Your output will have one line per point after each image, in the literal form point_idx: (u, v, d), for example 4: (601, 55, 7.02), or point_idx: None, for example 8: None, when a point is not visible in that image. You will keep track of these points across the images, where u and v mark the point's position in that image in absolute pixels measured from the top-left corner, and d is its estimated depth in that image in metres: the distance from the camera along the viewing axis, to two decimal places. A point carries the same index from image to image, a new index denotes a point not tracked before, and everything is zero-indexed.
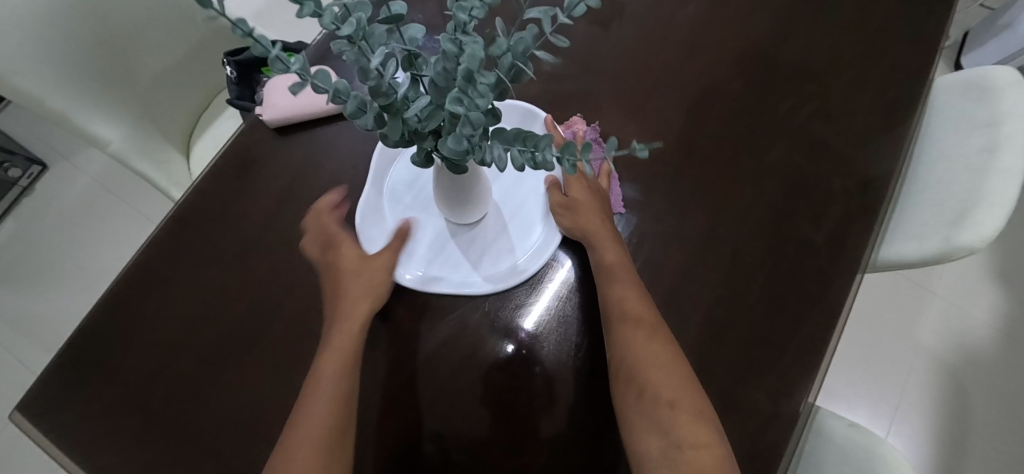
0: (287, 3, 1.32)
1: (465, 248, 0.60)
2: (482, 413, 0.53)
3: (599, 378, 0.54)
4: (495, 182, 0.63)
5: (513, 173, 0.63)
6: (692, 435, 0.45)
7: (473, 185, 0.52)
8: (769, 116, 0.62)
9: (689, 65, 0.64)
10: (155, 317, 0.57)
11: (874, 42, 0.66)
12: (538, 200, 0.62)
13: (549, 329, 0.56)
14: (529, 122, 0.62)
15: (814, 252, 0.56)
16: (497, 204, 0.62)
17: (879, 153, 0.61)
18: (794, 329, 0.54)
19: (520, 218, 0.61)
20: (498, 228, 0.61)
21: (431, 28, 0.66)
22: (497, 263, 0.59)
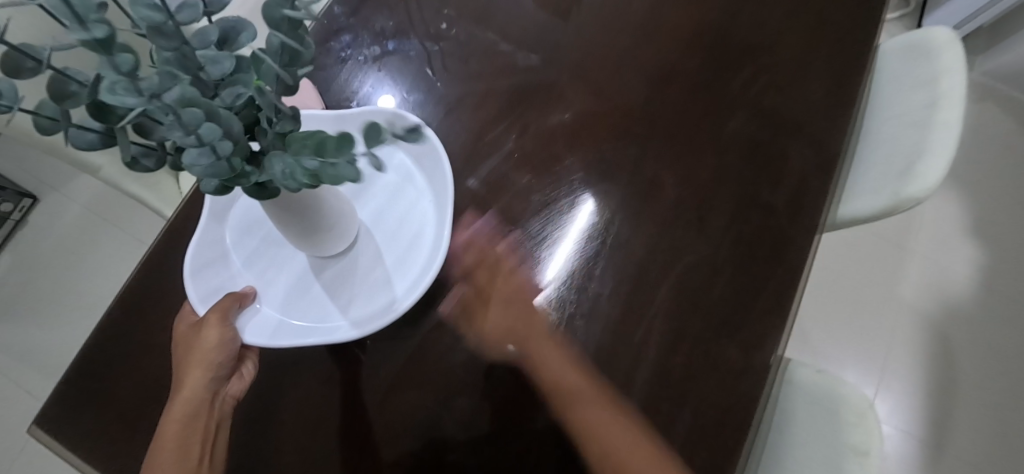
0: None
1: (331, 289, 0.57)
2: (483, 407, 0.54)
3: (596, 347, 0.56)
4: (368, 211, 0.61)
5: (392, 196, 0.61)
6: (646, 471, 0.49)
7: (319, 219, 0.50)
8: (725, 91, 0.66)
9: (647, 48, 0.68)
10: (158, 326, 0.60)
11: (823, 12, 0.70)
12: (422, 222, 0.60)
13: (550, 318, 0.57)
14: (415, 134, 0.61)
15: (774, 216, 0.60)
16: (373, 232, 0.60)
17: (830, 118, 0.64)
18: (760, 288, 0.57)
19: (400, 245, 0.59)
20: (373, 260, 0.59)
21: (402, 31, 0.69)
22: (368, 303, 0.57)
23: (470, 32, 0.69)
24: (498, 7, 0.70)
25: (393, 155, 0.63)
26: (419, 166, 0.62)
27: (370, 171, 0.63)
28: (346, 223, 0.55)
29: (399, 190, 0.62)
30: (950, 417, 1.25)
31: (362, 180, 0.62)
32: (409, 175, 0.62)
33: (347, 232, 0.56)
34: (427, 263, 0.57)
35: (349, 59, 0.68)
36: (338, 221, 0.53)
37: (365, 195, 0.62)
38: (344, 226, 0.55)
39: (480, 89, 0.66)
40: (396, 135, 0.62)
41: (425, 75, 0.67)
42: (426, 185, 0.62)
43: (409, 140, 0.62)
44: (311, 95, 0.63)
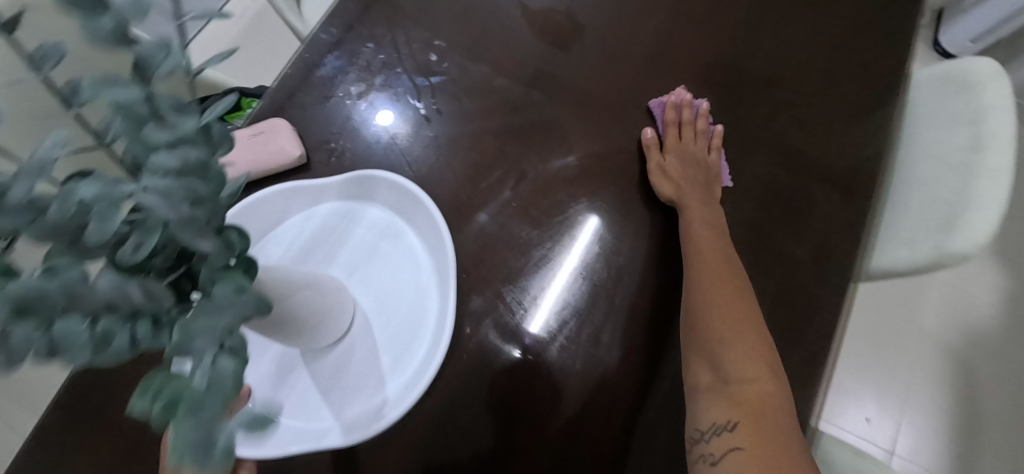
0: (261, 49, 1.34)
1: (317, 380, 0.52)
2: (487, 429, 0.50)
3: (608, 407, 0.50)
4: (360, 288, 0.55)
5: (383, 268, 0.56)
6: (747, 369, 0.46)
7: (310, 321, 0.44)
8: (743, 129, 0.60)
9: (655, 82, 0.62)
10: (97, 414, 0.49)
11: (847, 40, 0.64)
12: (419, 297, 0.55)
13: (560, 327, 0.53)
14: (405, 197, 0.57)
15: (801, 269, 0.54)
16: (365, 312, 0.54)
17: (858, 159, 0.59)
18: (787, 353, 0.51)
19: (397, 326, 0.54)
20: (367, 345, 0.53)
21: (388, 64, 0.64)
22: (361, 397, 0.52)
23: (464, 65, 0.63)
24: (494, 38, 0.65)
25: (380, 219, 0.58)
26: (413, 233, 0.58)
27: (357, 240, 0.57)
28: (335, 316, 0.49)
29: (390, 260, 0.57)
30: (977, 455, 1.17)
31: (350, 252, 0.57)
32: (399, 241, 0.58)
33: (336, 322, 0.50)
34: (426, 352, 0.52)
35: (332, 95, 0.62)
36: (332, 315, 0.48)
37: (356, 268, 0.56)
38: (333, 319, 0.49)
39: (475, 128, 0.60)
40: (382, 199, 0.58)
41: (416, 113, 0.61)
42: (420, 254, 0.57)
43: (400, 203, 0.58)
44: (287, 136, 0.58)
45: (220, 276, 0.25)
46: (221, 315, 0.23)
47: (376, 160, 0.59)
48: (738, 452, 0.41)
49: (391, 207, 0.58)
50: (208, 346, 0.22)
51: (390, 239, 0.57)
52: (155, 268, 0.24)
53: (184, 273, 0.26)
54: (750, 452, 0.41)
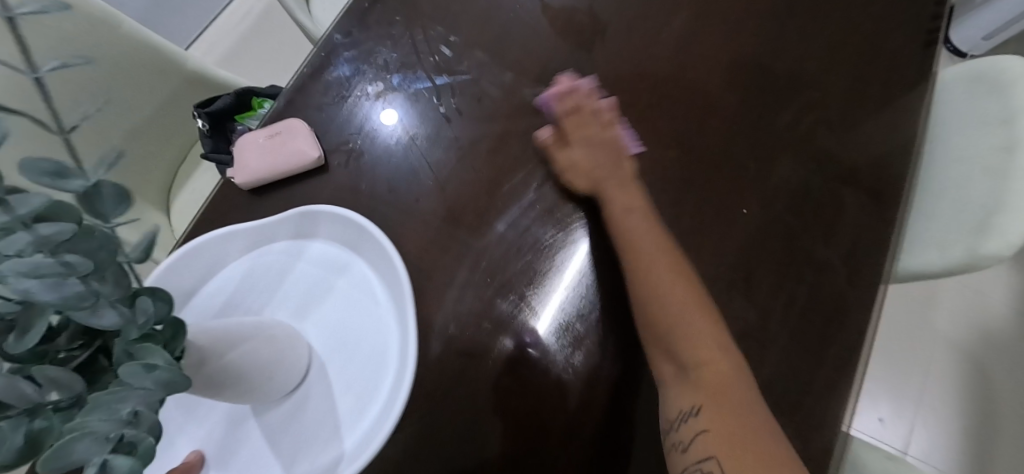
0: (269, 48, 1.34)
1: (275, 433, 0.50)
2: (504, 432, 0.49)
3: (631, 408, 0.50)
4: (314, 330, 0.54)
5: (336, 307, 0.54)
6: (701, 353, 0.46)
7: (252, 374, 0.43)
8: (768, 129, 0.59)
9: (679, 81, 0.61)
10: None
11: (873, 39, 0.63)
12: (375, 335, 0.53)
13: (570, 325, 0.52)
14: (353, 230, 0.55)
15: (829, 270, 0.53)
16: (320, 357, 0.53)
17: (887, 158, 0.58)
18: (817, 358, 0.51)
19: (353, 370, 0.52)
20: (323, 393, 0.51)
21: (407, 64, 0.62)
22: (318, 451, 0.49)
23: (484, 65, 0.62)
24: (514, 37, 0.63)
25: (328, 254, 0.57)
26: (366, 264, 0.56)
27: (302, 278, 0.56)
28: (282, 365, 0.47)
29: (340, 297, 0.55)
30: (992, 454, 1.16)
31: (297, 293, 0.55)
32: (352, 275, 0.56)
33: (285, 371, 0.48)
34: (388, 395, 0.50)
35: (350, 96, 0.61)
36: (276, 367, 0.46)
37: (306, 312, 0.54)
38: (282, 368, 0.47)
39: (495, 129, 0.59)
40: (330, 233, 0.57)
41: (435, 113, 0.60)
42: (372, 288, 0.55)
43: (346, 235, 0.56)
44: (306, 140, 0.57)
45: (135, 349, 0.27)
46: (122, 404, 0.26)
47: (394, 161, 0.58)
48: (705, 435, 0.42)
49: (337, 240, 0.57)
50: (98, 450, 0.24)
51: (340, 274, 0.56)
52: (59, 349, 0.27)
53: (99, 348, 0.29)
54: (716, 434, 0.42)
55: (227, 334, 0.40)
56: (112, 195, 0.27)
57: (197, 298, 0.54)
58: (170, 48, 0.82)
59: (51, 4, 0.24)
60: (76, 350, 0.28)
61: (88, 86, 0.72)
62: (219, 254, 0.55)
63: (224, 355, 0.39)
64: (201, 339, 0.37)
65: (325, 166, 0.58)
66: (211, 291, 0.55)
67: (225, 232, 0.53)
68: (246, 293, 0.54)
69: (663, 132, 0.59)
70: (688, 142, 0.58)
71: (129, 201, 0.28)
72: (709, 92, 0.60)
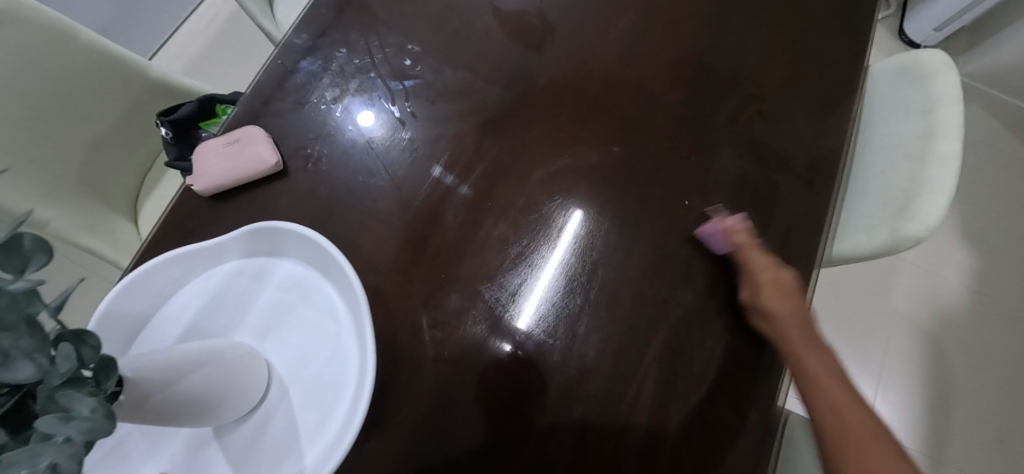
0: (236, 56, 1.34)
1: (244, 447, 0.52)
2: (476, 423, 0.51)
3: (602, 397, 0.52)
4: (278, 344, 0.56)
5: (296, 326, 0.56)
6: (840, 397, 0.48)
7: (209, 398, 0.46)
8: (709, 124, 0.62)
9: (625, 79, 0.64)
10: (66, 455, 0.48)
11: (807, 36, 0.67)
12: (336, 352, 0.55)
13: (546, 320, 0.54)
14: (309, 247, 0.57)
15: (767, 253, 0.57)
16: (282, 376, 0.55)
17: (820, 149, 0.61)
18: (756, 338, 0.54)
19: (315, 387, 0.54)
20: (284, 410, 0.54)
21: (363, 68, 0.64)
22: (279, 469, 0.52)
23: (437, 68, 0.64)
24: (466, 41, 0.66)
25: (288, 273, 0.59)
26: (330, 281, 0.58)
27: (261, 299, 0.57)
28: (240, 381, 0.49)
29: (303, 314, 0.57)
30: (948, 426, 1.22)
31: (259, 315, 0.57)
32: (312, 294, 0.58)
33: (244, 387, 0.50)
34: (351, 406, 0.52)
35: (308, 102, 0.62)
36: (233, 390, 0.48)
37: (272, 328, 0.56)
38: (242, 384, 0.49)
39: (449, 130, 0.61)
40: (291, 252, 0.58)
41: (392, 116, 0.62)
42: (337, 304, 0.57)
43: (307, 255, 0.57)
44: (263, 145, 0.58)
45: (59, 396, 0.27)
46: (39, 457, 0.25)
47: (351, 165, 0.60)
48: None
49: (304, 260, 0.58)
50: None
51: (300, 294, 0.58)
52: None
53: (26, 394, 0.29)
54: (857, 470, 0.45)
55: (171, 362, 0.42)
56: (32, 243, 0.29)
57: (153, 323, 0.55)
58: (131, 57, 0.82)
59: None
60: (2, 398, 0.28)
61: (47, 101, 0.72)
62: (176, 277, 0.56)
63: (172, 382, 0.42)
64: (143, 368, 0.40)
65: (285, 171, 0.59)
66: (168, 314, 0.56)
67: (180, 255, 0.54)
68: (205, 315, 0.56)
69: (627, 132, 0.62)
70: (633, 141, 0.61)
71: (49, 251, 0.30)
72: (653, 90, 0.63)
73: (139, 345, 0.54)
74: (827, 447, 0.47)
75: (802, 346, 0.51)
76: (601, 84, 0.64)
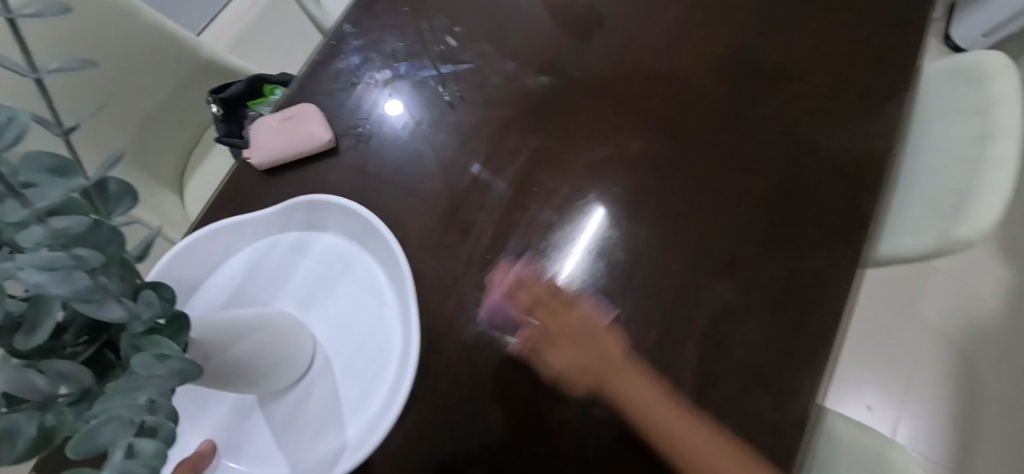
0: (278, 38, 1.37)
1: (286, 416, 0.53)
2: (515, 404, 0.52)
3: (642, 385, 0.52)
4: (320, 317, 0.57)
5: (338, 300, 0.58)
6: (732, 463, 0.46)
7: (263, 363, 0.47)
8: (756, 119, 0.62)
9: (673, 72, 0.64)
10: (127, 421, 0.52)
11: (860, 35, 0.66)
12: (378, 327, 0.56)
13: (584, 305, 0.55)
14: (354, 220, 0.58)
15: (811, 250, 0.57)
16: (324, 348, 0.56)
17: (868, 147, 0.61)
18: (796, 334, 0.54)
19: (357, 360, 0.55)
20: (326, 382, 0.55)
21: (414, 52, 0.66)
22: (322, 439, 0.52)
23: (486, 54, 0.65)
24: (515, 28, 0.66)
25: (332, 248, 0.60)
26: (371, 256, 0.59)
27: (305, 272, 0.59)
28: (289, 350, 0.50)
29: (344, 289, 0.58)
30: (976, 443, 1.20)
31: (303, 287, 0.58)
32: (355, 270, 0.59)
33: (292, 356, 0.51)
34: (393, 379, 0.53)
35: (359, 83, 0.64)
36: (284, 359, 0.50)
37: (316, 300, 0.58)
38: (289, 353, 0.50)
39: (495, 115, 0.62)
40: (333, 226, 0.60)
41: (440, 99, 0.63)
42: (376, 279, 0.58)
43: (352, 230, 0.59)
44: (317, 123, 0.60)
45: (142, 342, 0.29)
46: (138, 394, 0.28)
47: (400, 145, 0.61)
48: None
49: (347, 235, 0.60)
50: (123, 433, 0.27)
51: (342, 269, 0.59)
52: (66, 345, 0.29)
53: (104, 342, 0.31)
54: None
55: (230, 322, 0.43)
56: (116, 187, 0.30)
57: (201, 290, 0.57)
58: (185, 35, 0.85)
59: (77, 63, 0.25)
60: (81, 346, 0.30)
61: (108, 75, 0.75)
62: (224, 246, 0.58)
63: (229, 344, 0.42)
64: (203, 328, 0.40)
65: (337, 149, 0.61)
66: (214, 283, 0.58)
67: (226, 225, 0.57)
68: (252, 285, 0.58)
69: (674, 124, 0.62)
70: (679, 133, 0.61)
71: (132, 194, 0.30)
72: (700, 83, 0.63)
73: (189, 311, 0.56)
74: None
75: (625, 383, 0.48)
76: (649, 75, 0.64)
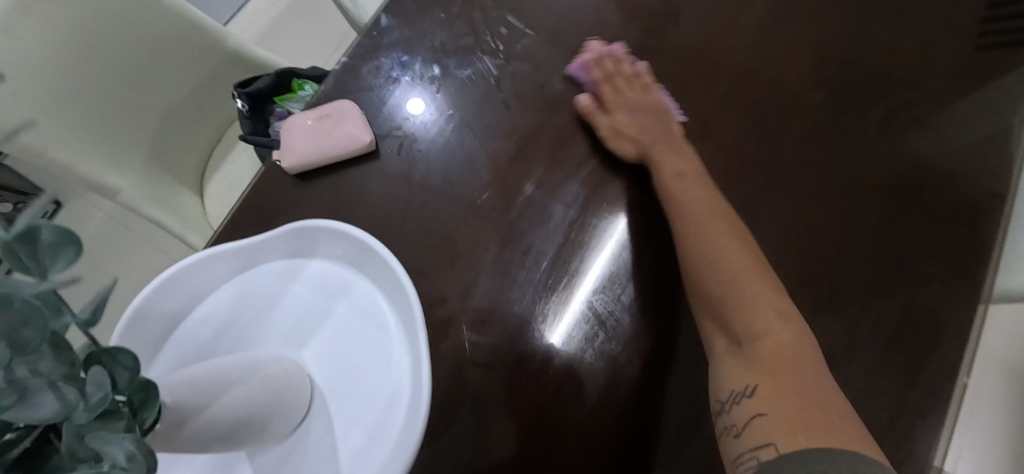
0: (305, 32, 1.31)
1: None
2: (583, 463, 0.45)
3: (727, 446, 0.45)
4: (318, 359, 0.49)
5: (339, 337, 0.49)
6: (762, 326, 0.40)
7: (253, 419, 0.38)
8: (856, 130, 0.54)
9: (759, 74, 0.56)
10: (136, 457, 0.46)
11: (974, 36, 0.58)
12: (385, 368, 0.48)
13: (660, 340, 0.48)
14: (358, 247, 0.50)
15: (926, 284, 0.49)
16: (322, 395, 0.47)
17: (988, 164, 0.53)
18: (913, 383, 0.46)
19: (361, 410, 0.46)
20: (326, 433, 0.46)
21: (465, 46, 0.59)
22: None
23: (546, 50, 0.58)
24: (578, 22, 0.59)
25: (332, 275, 0.52)
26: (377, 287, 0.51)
27: (301, 302, 0.51)
28: (281, 403, 0.41)
29: (347, 325, 0.50)
30: None
31: (298, 321, 0.50)
32: (359, 302, 0.51)
33: (286, 410, 0.42)
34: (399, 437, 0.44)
35: (402, 79, 0.57)
36: (276, 411, 0.41)
37: (313, 338, 0.49)
38: (284, 404, 0.41)
39: (557, 118, 0.55)
40: (334, 253, 0.52)
41: (494, 99, 0.56)
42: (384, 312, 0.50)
43: (356, 257, 0.51)
44: (357, 123, 0.53)
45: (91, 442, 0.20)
46: None
47: (448, 150, 0.54)
48: (743, 364, 0.39)
49: (350, 262, 0.52)
50: None
51: (345, 300, 0.51)
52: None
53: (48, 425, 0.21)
54: (773, 417, 0.35)
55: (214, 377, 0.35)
56: (53, 239, 0.20)
57: (184, 325, 0.48)
58: (212, 24, 0.79)
59: None
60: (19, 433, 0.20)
61: (126, 65, 0.69)
62: (213, 277, 0.49)
63: (213, 400, 0.34)
64: (176, 388, 0.32)
65: (378, 153, 0.54)
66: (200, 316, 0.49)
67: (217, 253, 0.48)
68: (239, 318, 0.49)
69: (761, 134, 0.54)
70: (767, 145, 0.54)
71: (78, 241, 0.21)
72: (789, 89, 0.56)
73: (162, 360, 0.46)
74: (751, 333, 0.40)
75: (665, 150, 0.52)
76: (731, 77, 0.56)
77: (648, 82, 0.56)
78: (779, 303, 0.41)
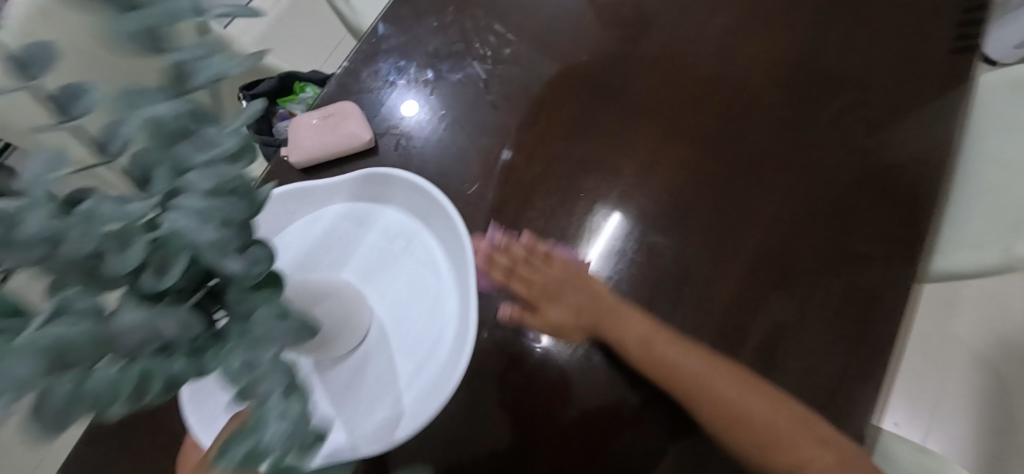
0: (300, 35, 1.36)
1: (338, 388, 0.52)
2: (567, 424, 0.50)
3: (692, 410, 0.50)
4: (378, 291, 0.56)
5: (398, 274, 0.56)
6: (760, 426, 0.49)
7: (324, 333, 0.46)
8: (809, 128, 0.60)
9: (723, 77, 0.62)
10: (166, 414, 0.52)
11: (915, 42, 0.64)
12: (438, 304, 0.55)
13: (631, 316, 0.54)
14: (420, 199, 0.57)
15: (867, 264, 0.55)
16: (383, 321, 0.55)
17: (926, 158, 0.59)
18: (854, 351, 0.52)
19: (415, 335, 0.54)
20: (383, 357, 0.53)
21: (456, 51, 0.64)
22: (375, 410, 0.51)
23: (530, 55, 0.64)
24: (559, 30, 0.65)
25: (396, 222, 0.59)
26: (431, 231, 0.58)
27: (368, 244, 0.57)
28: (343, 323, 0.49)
29: (405, 264, 0.57)
30: None
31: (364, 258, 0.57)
32: (415, 244, 0.58)
33: (349, 331, 0.50)
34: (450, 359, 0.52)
35: (398, 82, 0.63)
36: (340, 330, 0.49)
37: (377, 272, 0.56)
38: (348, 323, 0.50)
39: (540, 118, 0.61)
40: (396, 201, 0.58)
41: (483, 100, 0.62)
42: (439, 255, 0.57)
43: (415, 206, 0.58)
44: (357, 122, 0.59)
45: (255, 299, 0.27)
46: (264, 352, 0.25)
47: (441, 147, 0.60)
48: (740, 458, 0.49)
49: (409, 211, 0.58)
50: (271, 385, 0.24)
51: (403, 243, 0.58)
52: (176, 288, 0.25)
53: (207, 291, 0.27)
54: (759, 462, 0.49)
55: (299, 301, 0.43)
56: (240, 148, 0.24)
57: None
58: None
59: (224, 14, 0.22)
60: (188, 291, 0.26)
61: None
62: (286, 215, 0.57)
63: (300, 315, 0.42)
64: None
65: (377, 149, 0.60)
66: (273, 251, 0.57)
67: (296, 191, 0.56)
68: (313, 253, 0.56)
69: (724, 131, 0.60)
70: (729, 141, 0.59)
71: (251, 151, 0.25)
72: (751, 90, 0.62)
73: None
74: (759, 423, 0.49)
75: (620, 323, 0.52)
76: (698, 80, 0.62)
77: (543, 252, 0.56)
78: (750, 387, 0.49)
